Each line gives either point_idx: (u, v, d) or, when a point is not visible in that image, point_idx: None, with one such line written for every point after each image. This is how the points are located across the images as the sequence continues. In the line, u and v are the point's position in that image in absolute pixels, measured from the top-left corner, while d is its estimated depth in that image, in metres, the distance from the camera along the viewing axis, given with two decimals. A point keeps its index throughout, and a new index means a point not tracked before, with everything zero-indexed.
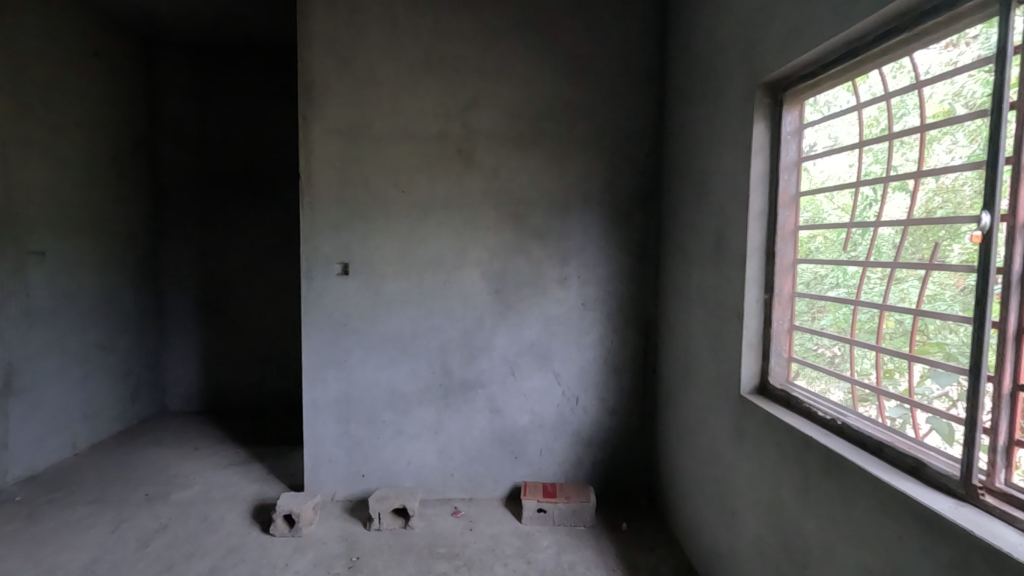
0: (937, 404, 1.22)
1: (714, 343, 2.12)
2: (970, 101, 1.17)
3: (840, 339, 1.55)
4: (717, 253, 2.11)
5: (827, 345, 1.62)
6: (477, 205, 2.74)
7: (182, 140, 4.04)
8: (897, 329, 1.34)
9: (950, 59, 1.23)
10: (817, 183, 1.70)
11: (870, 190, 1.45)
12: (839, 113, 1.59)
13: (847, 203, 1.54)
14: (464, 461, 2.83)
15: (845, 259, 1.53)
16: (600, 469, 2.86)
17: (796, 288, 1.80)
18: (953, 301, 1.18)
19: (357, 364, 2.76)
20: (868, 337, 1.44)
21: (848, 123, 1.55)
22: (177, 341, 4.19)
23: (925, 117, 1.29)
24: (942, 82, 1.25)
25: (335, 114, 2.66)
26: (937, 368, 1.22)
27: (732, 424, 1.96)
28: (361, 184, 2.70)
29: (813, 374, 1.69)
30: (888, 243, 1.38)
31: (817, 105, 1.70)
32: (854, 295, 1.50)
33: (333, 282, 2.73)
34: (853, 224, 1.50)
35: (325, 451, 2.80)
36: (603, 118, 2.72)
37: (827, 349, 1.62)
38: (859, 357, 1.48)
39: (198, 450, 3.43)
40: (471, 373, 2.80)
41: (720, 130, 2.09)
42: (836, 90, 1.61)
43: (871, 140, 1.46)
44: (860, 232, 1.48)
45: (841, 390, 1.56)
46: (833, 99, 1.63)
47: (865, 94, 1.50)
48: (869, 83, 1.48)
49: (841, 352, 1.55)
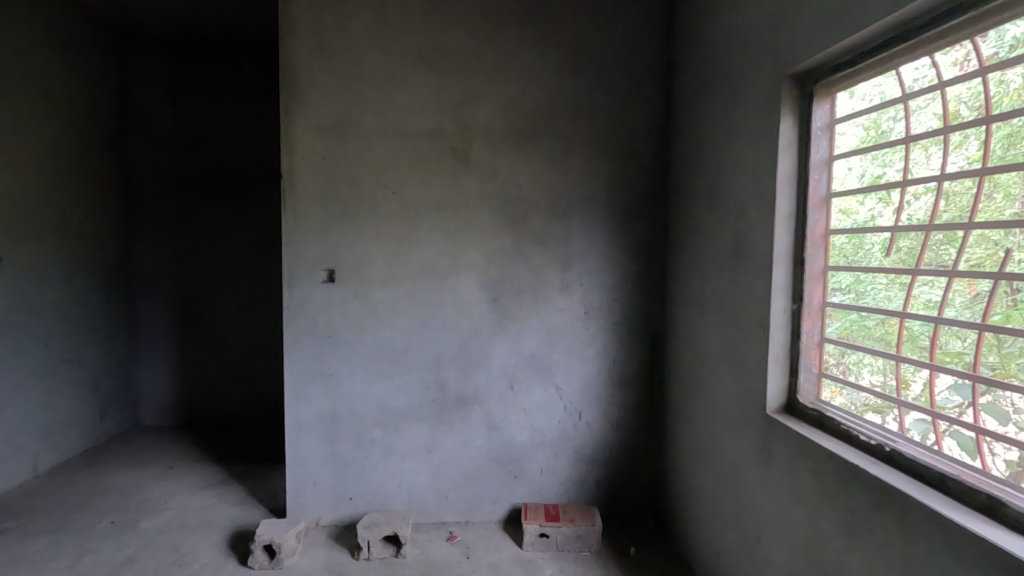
0: (989, 425, 1.12)
1: (733, 356, 1.97)
2: (971, 103, 1.17)
3: (883, 354, 1.39)
4: (736, 259, 1.96)
5: (866, 362, 1.46)
6: (473, 208, 2.56)
7: (156, 138, 3.81)
8: (904, 336, 1.32)
9: (957, 59, 1.22)
10: (850, 182, 1.54)
11: (926, 186, 1.27)
12: (878, 106, 1.44)
13: (884, 206, 1.40)
14: (460, 481, 2.64)
15: (893, 267, 1.36)
16: (605, 488, 2.69)
17: (826, 299, 1.64)
18: (961, 309, 1.17)
19: (344, 379, 2.56)
20: (915, 354, 1.29)
21: (894, 116, 1.38)
22: (150, 352, 3.95)
23: (947, 118, 1.23)
24: (960, 83, 1.20)
25: (319, 109, 2.47)
26: (955, 378, 1.19)
27: (756, 446, 1.80)
28: (347, 185, 2.50)
29: (850, 392, 1.53)
30: (938, 248, 1.23)
31: (851, 99, 1.55)
32: (856, 301, 1.50)
33: (317, 291, 2.53)
34: (900, 226, 1.34)
35: (309, 473, 2.59)
36: (607, 115, 2.56)
37: (866, 366, 1.46)
38: (904, 376, 1.33)
39: (172, 470, 3.20)
40: (467, 388, 2.61)
41: (739, 127, 1.94)
42: (877, 80, 1.45)
43: (923, 135, 1.28)
44: (890, 236, 1.37)
45: (889, 411, 1.39)
46: (871, 91, 1.48)
47: (910, 85, 1.35)
48: (916, 70, 1.33)
49: (886, 371, 1.39)
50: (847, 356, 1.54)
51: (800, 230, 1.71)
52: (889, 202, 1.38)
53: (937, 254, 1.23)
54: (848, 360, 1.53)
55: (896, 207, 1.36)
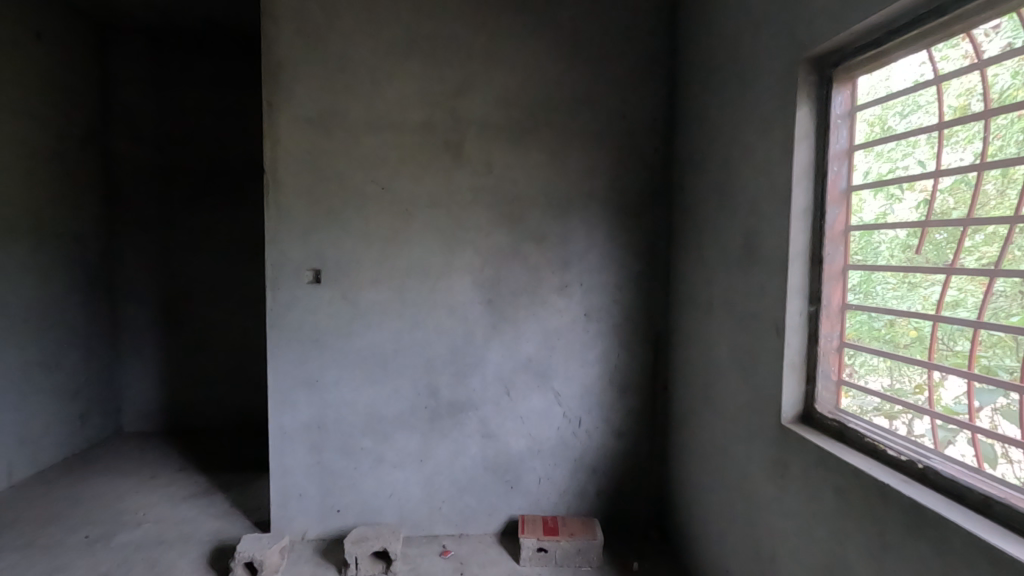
0: None
1: (744, 361, 1.85)
2: (982, 97, 1.12)
3: (913, 361, 1.27)
4: (746, 258, 1.83)
5: (893, 368, 1.34)
6: (467, 204, 2.43)
7: (139, 134, 3.67)
8: (913, 338, 1.27)
9: (966, 52, 1.17)
10: (873, 174, 1.42)
11: (962, 176, 1.15)
12: (904, 91, 1.32)
13: (908, 199, 1.29)
14: (454, 492, 2.51)
15: (921, 266, 1.24)
16: (606, 499, 2.56)
17: (846, 300, 1.52)
18: (975, 309, 1.11)
19: (331, 384, 2.43)
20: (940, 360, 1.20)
21: (925, 100, 1.26)
22: (134, 356, 3.81)
23: (989, 100, 1.11)
24: (1002, 63, 1.09)
25: (303, 101, 2.34)
26: (972, 383, 1.12)
27: (770, 458, 1.67)
28: (334, 180, 2.37)
29: (873, 402, 1.41)
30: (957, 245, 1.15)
31: (875, 84, 1.43)
32: (863, 300, 1.44)
33: (302, 292, 2.39)
34: (931, 222, 1.22)
35: (295, 485, 2.46)
36: (608, 107, 2.44)
37: (892, 373, 1.34)
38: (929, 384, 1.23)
39: (154, 480, 3.06)
40: (460, 394, 2.48)
41: (749, 117, 1.81)
42: (905, 62, 1.33)
43: (959, 120, 1.16)
44: (904, 234, 1.30)
45: (920, 423, 1.27)
46: (897, 75, 1.35)
47: (944, 66, 1.22)
48: (952, 49, 1.20)
49: (917, 379, 1.27)
50: (871, 363, 1.42)
51: (817, 226, 1.59)
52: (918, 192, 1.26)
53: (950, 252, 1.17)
54: (872, 367, 1.41)
55: (927, 200, 1.24)
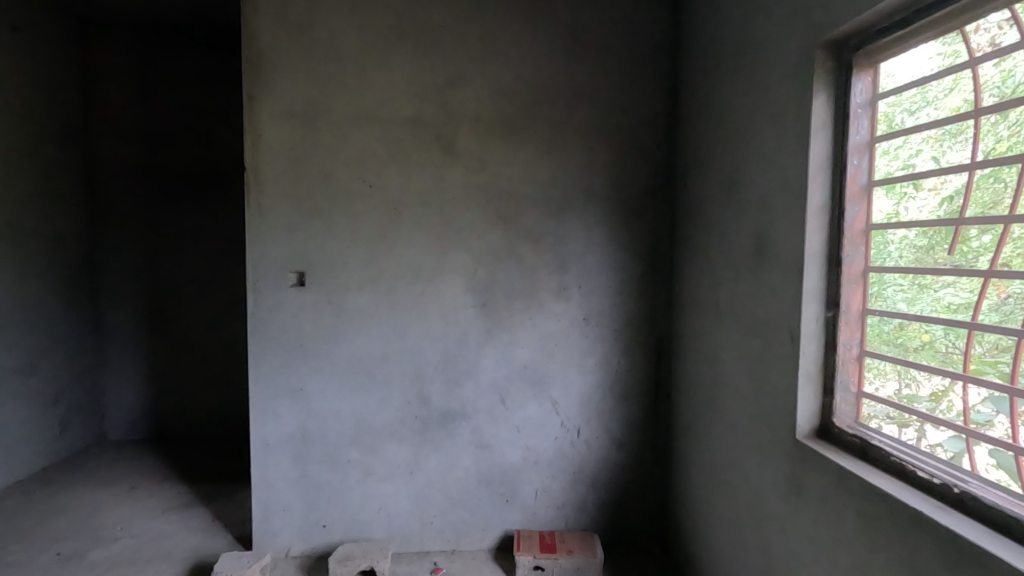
0: None
1: (754, 370, 1.72)
2: (996, 91, 1.06)
3: (942, 371, 1.16)
4: (757, 259, 1.71)
5: (922, 380, 1.21)
6: (460, 203, 2.30)
7: (123, 131, 3.55)
8: (923, 343, 1.20)
9: (981, 44, 1.10)
10: (897, 167, 1.29)
11: (991, 169, 1.05)
12: (936, 75, 1.19)
13: (926, 195, 1.20)
14: (446, 506, 2.39)
15: (952, 267, 1.13)
16: (606, 512, 2.44)
17: (866, 305, 1.40)
18: (992, 313, 1.05)
19: (316, 393, 2.30)
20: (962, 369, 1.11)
21: (962, 84, 1.13)
22: (118, 360, 3.68)
23: None
24: None
25: (285, 93, 2.21)
26: (994, 393, 1.05)
27: (784, 476, 1.55)
28: (318, 177, 2.24)
29: (898, 417, 1.29)
30: (972, 246, 1.08)
31: (899, 69, 1.30)
32: (874, 302, 1.36)
33: (285, 295, 2.27)
34: (971, 218, 1.09)
35: (278, 499, 2.33)
36: (608, 100, 2.31)
37: (920, 386, 1.22)
38: (952, 397, 1.14)
39: (135, 491, 2.93)
40: (453, 403, 2.35)
41: (759, 107, 1.69)
42: (935, 44, 1.20)
43: (999, 105, 1.04)
44: (913, 234, 1.23)
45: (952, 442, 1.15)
46: (925, 58, 1.23)
47: (982, 47, 1.10)
48: (984, 31, 1.09)
49: (950, 394, 1.15)
50: (895, 375, 1.30)
51: (835, 224, 1.46)
52: (938, 187, 1.17)
53: (967, 254, 1.09)
54: (897, 378, 1.29)
55: (957, 195, 1.12)
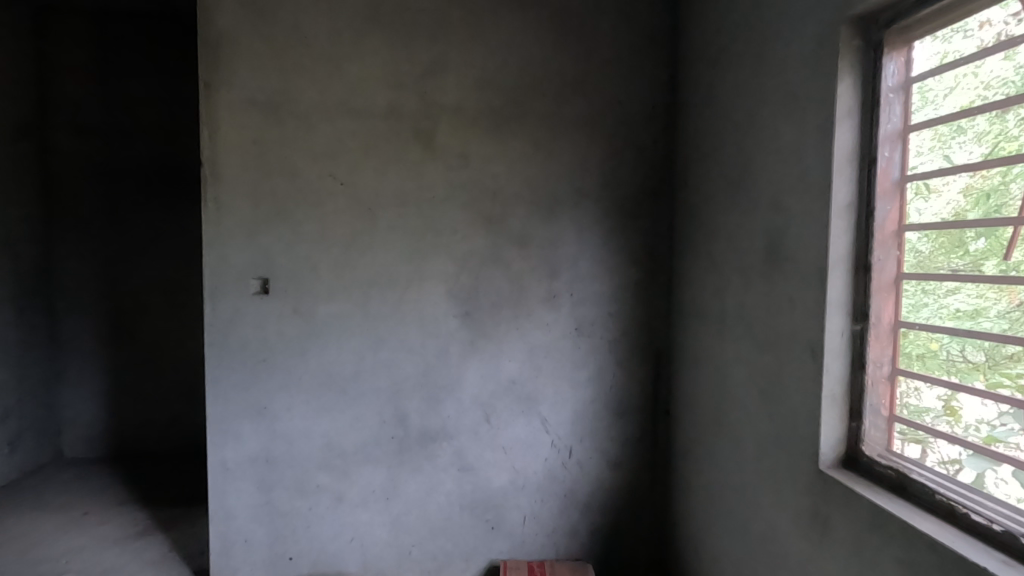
0: None
1: (766, 388, 1.54)
2: (998, 89, 1.01)
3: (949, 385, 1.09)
4: (769, 264, 1.53)
5: (973, 405, 1.05)
6: (441, 203, 2.11)
7: (82, 126, 3.30)
8: (928, 351, 1.14)
9: (981, 40, 1.05)
10: (928, 163, 1.15)
11: (995, 170, 1.00)
12: (955, 65, 1.09)
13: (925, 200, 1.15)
14: (425, 535, 2.18)
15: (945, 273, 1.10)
16: (601, 538, 2.24)
17: (899, 318, 1.22)
18: (1003, 318, 0.99)
19: (281, 412, 2.08)
20: (976, 380, 1.04)
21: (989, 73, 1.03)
22: (75, 373, 3.41)
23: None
24: None
25: (247, 81, 2.00)
26: (1019, 407, 0.96)
27: (805, 510, 1.36)
28: (284, 174, 2.03)
29: (940, 447, 1.12)
30: (972, 250, 1.05)
31: (936, 47, 1.14)
32: (912, 315, 1.19)
33: (248, 304, 2.05)
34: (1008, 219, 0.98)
35: (239, 529, 2.10)
36: (602, 91, 2.13)
37: (970, 410, 1.06)
38: (975, 413, 1.05)
39: (87, 517, 2.68)
40: (433, 421, 2.14)
41: (772, 95, 1.51)
42: (946, 30, 1.12)
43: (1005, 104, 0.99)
44: (916, 238, 1.18)
45: (995, 472, 1.01)
46: (933, 49, 1.15)
47: (988, 42, 1.04)
48: (988, 28, 1.04)
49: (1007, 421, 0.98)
50: (937, 398, 1.13)
51: (862, 225, 1.29)
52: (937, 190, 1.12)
53: (970, 258, 1.05)
54: (936, 401, 1.13)
55: (957, 198, 1.08)
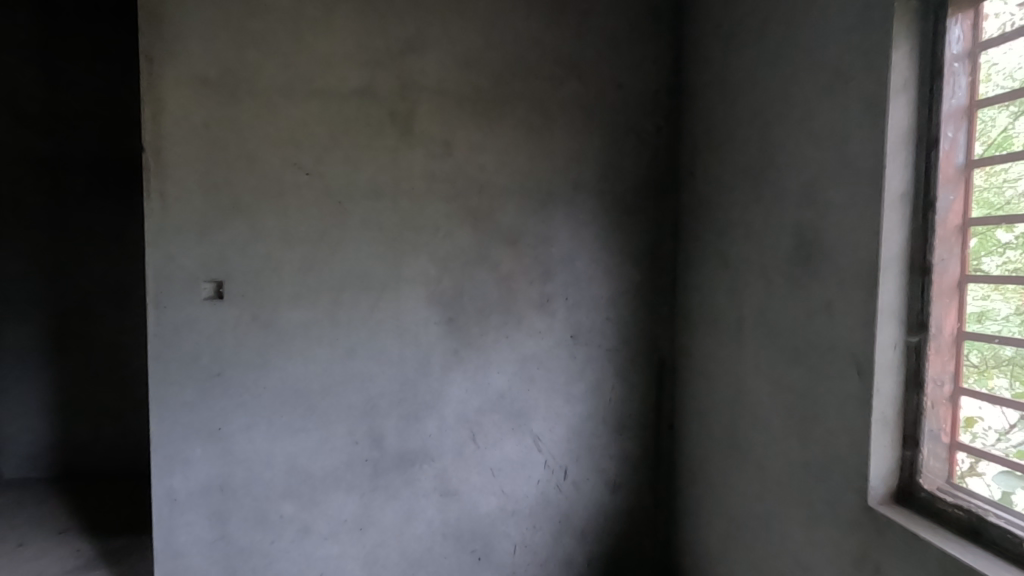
0: None
1: (797, 408, 1.34)
2: (996, 83, 0.97)
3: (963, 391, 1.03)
4: (800, 265, 1.33)
5: (992, 416, 0.97)
6: (421, 196, 1.87)
7: (21, 113, 2.97)
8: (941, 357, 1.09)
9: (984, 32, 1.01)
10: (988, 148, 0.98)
11: (992, 168, 0.98)
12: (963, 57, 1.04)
13: None
14: (404, 568, 1.94)
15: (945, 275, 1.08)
16: (599, 568, 2.03)
17: (965, 328, 1.03)
18: (1006, 321, 0.94)
19: (239, 434, 1.82)
20: (982, 385, 0.99)
21: (990, 66, 0.99)
22: (15, 385, 3.07)
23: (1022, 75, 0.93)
24: None
25: (196, 54, 1.72)
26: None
27: (849, 552, 1.17)
28: (240, 161, 1.77)
29: (997, 475, 0.97)
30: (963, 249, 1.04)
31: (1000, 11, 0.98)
32: (979, 325, 1.00)
33: (198, 310, 1.77)
34: (994, 217, 0.97)
35: (189, 569, 1.82)
36: (600, 74, 1.93)
37: (990, 421, 0.98)
38: (987, 423, 0.98)
39: (20, 550, 2.38)
40: (412, 442, 1.91)
41: (804, 72, 1.32)
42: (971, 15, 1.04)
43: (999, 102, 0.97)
44: None
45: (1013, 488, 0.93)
46: None
47: (990, 34, 0.99)
48: (992, 18, 0.99)
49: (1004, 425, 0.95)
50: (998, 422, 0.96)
51: (920, 219, 1.09)
52: None
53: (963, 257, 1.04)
54: (985, 420, 0.99)
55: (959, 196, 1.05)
